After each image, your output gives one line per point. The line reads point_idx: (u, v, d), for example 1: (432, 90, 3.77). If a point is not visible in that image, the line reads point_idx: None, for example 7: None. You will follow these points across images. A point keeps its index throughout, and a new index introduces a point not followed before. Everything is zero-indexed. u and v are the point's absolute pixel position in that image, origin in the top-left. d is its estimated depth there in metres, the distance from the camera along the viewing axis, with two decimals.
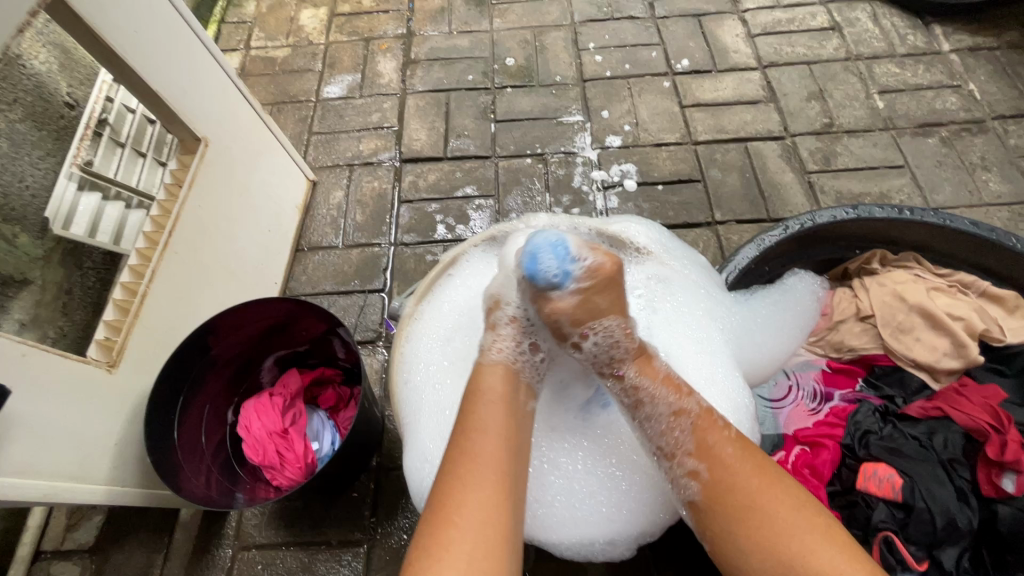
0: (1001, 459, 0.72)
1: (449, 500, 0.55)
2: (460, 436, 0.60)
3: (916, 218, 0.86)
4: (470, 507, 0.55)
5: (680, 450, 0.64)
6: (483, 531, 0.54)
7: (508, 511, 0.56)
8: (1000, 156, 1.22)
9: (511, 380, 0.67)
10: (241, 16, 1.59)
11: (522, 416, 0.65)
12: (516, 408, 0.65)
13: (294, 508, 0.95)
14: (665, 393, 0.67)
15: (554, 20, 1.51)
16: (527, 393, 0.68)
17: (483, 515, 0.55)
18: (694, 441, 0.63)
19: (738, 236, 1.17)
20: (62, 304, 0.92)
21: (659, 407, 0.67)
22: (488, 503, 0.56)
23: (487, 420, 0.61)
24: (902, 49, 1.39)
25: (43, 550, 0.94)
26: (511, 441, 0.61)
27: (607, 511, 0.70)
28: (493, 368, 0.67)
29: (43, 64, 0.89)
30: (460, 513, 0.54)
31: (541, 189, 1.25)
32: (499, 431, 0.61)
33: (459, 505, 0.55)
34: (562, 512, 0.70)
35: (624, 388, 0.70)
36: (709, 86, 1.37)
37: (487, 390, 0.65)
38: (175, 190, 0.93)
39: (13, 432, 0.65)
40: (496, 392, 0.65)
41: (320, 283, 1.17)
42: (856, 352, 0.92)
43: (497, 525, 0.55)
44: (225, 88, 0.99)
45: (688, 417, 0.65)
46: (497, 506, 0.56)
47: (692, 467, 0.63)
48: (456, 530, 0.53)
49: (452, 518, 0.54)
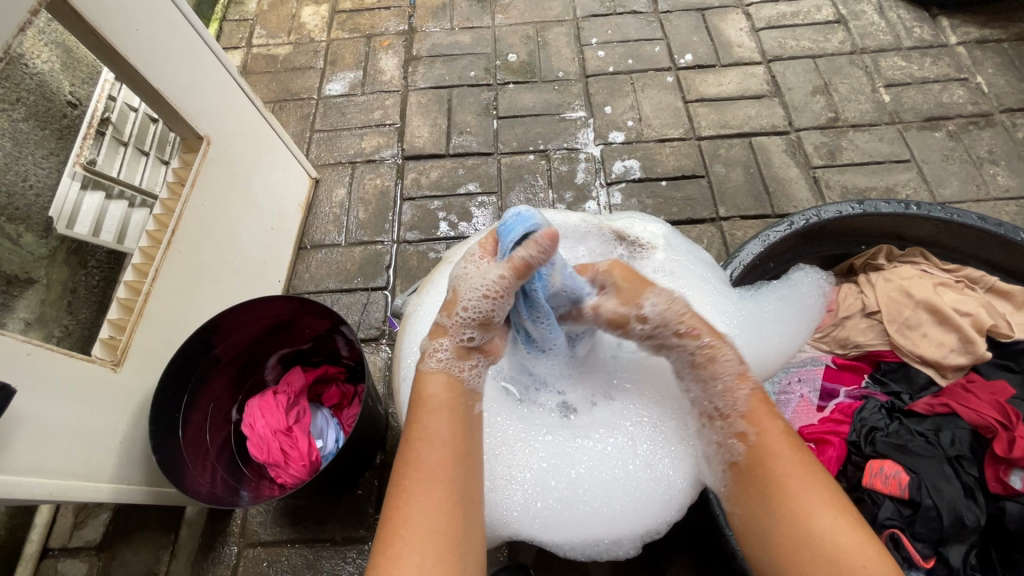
0: (1009, 455, 0.71)
1: (396, 513, 0.55)
2: (407, 450, 0.59)
3: (923, 212, 0.85)
4: (415, 519, 0.54)
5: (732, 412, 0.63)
6: (435, 541, 0.53)
7: (459, 515, 0.56)
8: (1009, 150, 1.21)
9: (455, 389, 0.64)
10: (242, 14, 1.59)
11: (471, 423, 0.63)
12: (464, 413, 0.63)
13: (298, 505, 0.95)
14: (735, 359, 0.65)
15: (556, 15, 1.50)
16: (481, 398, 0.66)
17: (430, 524, 0.54)
18: (750, 404, 0.63)
19: (743, 232, 1.16)
20: (66, 302, 0.93)
21: (726, 368, 0.65)
22: (434, 511, 0.55)
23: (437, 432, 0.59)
24: (909, 42, 1.38)
25: (51, 547, 0.94)
26: (458, 447, 0.59)
27: (612, 513, 0.69)
28: (432, 375, 0.63)
29: (44, 63, 0.92)
30: (408, 526, 0.54)
31: (544, 185, 1.24)
32: (446, 438, 0.59)
33: (407, 518, 0.54)
34: (567, 515, 0.69)
35: (698, 347, 0.66)
36: (712, 81, 1.36)
37: (431, 401, 0.62)
38: (177, 188, 0.93)
39: (17, 432, 0.65)
40: (444, 402, 0.62)
41: (323, 281, 1.17)
42: (862, 348, 0.91)
43: (445, 534, 0.54)
44: (226, 85, 0.99)
45: (750, 384, 0.65)
46: (443, 512, 0.55)
47: (742, 428, 0.62)
48: (405, 543, 0.53)
49: (397, 532, 0.54)
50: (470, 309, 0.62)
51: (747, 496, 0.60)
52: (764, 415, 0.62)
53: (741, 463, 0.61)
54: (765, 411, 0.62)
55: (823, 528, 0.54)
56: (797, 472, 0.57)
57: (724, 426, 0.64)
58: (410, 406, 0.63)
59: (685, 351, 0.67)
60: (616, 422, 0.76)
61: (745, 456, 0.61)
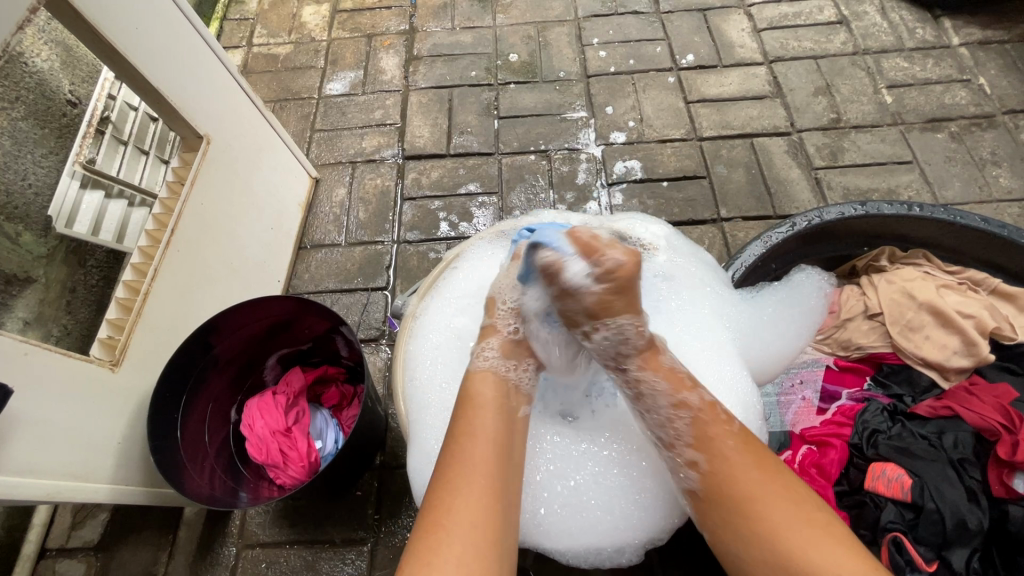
0: (1011, 459, 0.70)
1: (440, 502, 0.56)
2: (451, 443, 0.60)
3: (926, 214, 0.85)
4: (460, 509, 0.55)
5: (679, 441, 0.64)
6: (479, 532, 0.54)
7: (501, 509, 0.56)
8: (1011, 151, 1.21)
9: (501, 388, 0.67)
10: (243, 13, 1.58)
11: (514, 423, 0.65)
12: (508, 414, 0.64)
13: (298, 506, 0.95)
14: (665, 388, 0.65)
15: (557, 15, 1.50)
16: (520, 399, 0.68)
17: (473, 514, 0.55)
18: (694, 432, 0.63)
19: (744, 233, 1.16)
20: (66, 302, 0.92)
21: (658, 398, 0.65)
22: (478, 502, 0.56)
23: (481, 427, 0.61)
24: (911, 43, 1.38)
25: (49, 548, 0.94)
26: (500, 444, 0.61)
27: (619, 520, 0.68)
28: (480, 375, 0.66)
29: (44, 61, 0.91)
30: (450, 514, 0.55)
31: (545, 186, 1.24)
32: (490, 434, 0.61)
33: (448, 508, 0.55)
34: (572, 521, 0.68)
35: (627, 380, 0.68)
36: (714, 82, 1.36)
37: (478, 397, 0.64)
38: (177, 187, 0.92)
39: (15, 433, 0.64)
40: (488, 399, 0.64)
41: (324, 281, 1.16)
42: (864, 350, 0.91)
43: (487, 526, 0.55)
44: (226, 85, 0.99)
45: (689, 410, 0.64)
46: (486, 507, 0.56)
47: (691, 456, 0.62)
48: (447, 531, 0.54)
49: (442, 521, 0.55)
50: (510, 304, 0.73)
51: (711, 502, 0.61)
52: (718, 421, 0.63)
53: (697, 491, 0.62)
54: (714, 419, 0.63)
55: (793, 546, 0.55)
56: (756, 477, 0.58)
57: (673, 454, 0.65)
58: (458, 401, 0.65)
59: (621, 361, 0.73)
60: (621, 426, 0.76)
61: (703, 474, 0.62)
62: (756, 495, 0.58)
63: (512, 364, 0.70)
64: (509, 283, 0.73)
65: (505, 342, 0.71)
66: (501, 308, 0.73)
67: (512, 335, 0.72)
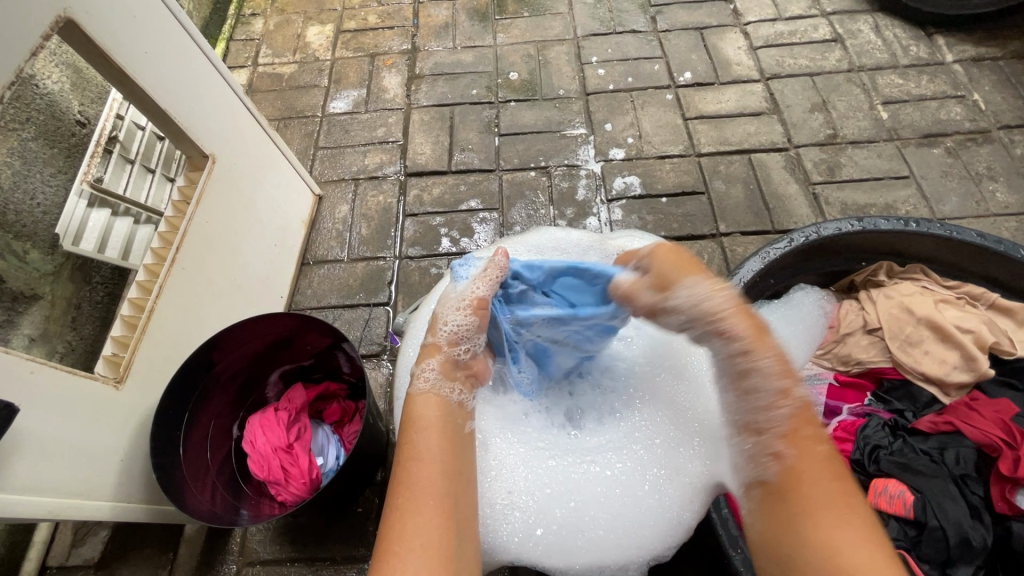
0: (1014, 475, 0.70)
1: (391, 530, 0.56)
2: (399, 469, 0.61)
3: (922, 230, 0.86)
4: (411, 536, 0.55)
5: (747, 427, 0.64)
6: (430, 555, 0.54)
7: (453, 530, 0.57)
8: (1007, 166, 1.22)
9: (444, 408, 0.68)
10: (249, 33, 1.61)
11: (461, 445, 0.65)
12: (453, 436, 0.66)
13: (299, 524, 0.95)
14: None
15: (557, 34, 1.52)
16: (463, 415, 0.69)
17: (424, 538, 0.55)
18: (791, 424, 0.60)
19: (743, 248, 1.17)
20: (71, 318, 0.94)
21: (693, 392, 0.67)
22: (428, 523, 0.56)
23: (424, 448, 0.62)
24: (905, 60, 1.40)
25: (49, 565, 0.94)
26: (449, 467, 0.61)
27: (621, 540, 0.68)
28: (423, 398, 0.67)
29: (55, 83, 0.94)
30: (402, 542, 0.55)
31: (545, 202, 1.25)
32: (435, 458, 0.61)
33: (400, 535, 0.55)
34: (572, 542, 0.68)
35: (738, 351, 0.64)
36: (712, 99, 1.38)
37: (420, 422, 0.65)
38: (183, 206, 0.94)
39: (18, 450, 0.65)
40: (429, 421, 0.65)
41: (326, 297, 1.17)
42: (864, 365, 0.91)
43: (439, 548, 0.54)
44: (230, 104, 1.00)
45: (793, 401, 0.61)
46: (439, 526, 0.56)
47: (779, 448, 0.60)
48: (400, 558, 0.53)
49: (393, 548, 0.54)
50: (451, 325, 0.72)
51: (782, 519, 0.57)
52: (805, 439, 0.59)
53: (772, 482, 0.60)
54: (808, 434, 0.60)
55: (859, 562, 0.51)
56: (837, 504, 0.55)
57: (760, 441, 0.62)
58: (402, 429, 0.66)
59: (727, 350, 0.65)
60: (624, 446, 0.75)
61: (779, 476, 0.59)
62: (834, 529, 0.54)
63: (455, 385, 0.70)
64: (455, 304, 0.72)
65: (445, 361, 0.71)
66: (444, 334, 0.72)
67: (456, 357, 0.72)
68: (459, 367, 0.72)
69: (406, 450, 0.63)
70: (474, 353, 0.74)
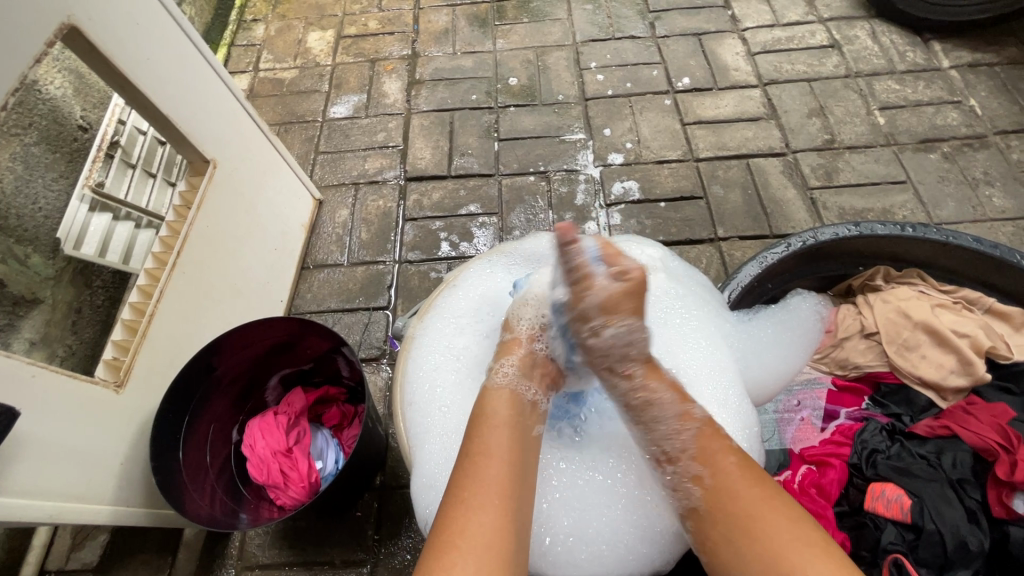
0: (1011, 479, 0.70)
1: (452, 523, 0.56)
2: (466, 460, 0.61)
3: (918, 235, 0.86)
4: (473, 532, 0.55)
5: (685, 453, 0.65)
6: (490, 556, 0.54)
7: (513, 533, 0.57)
8: (1004, 171, 1.22)
9: (517, 405, 0.68)
10: (250, 39, 1.62)
11: (528, 444, 0.65)
12: (523, 431, 0.66)
13: (298, 527, 0.95)
14: (670, 395, 0.68)
15: (556, 40, 1.53)
16: (536, 417, 0.69)
17: (489, 538, 0.55)
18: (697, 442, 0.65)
19: (741, 252, 1.17)
20: (71, 322, 0.95)
21: (664, 410, 0.67)
22: (491, 525, 0.56)
23: (492, 445, 0.62)
24: (902, 66, 1.40)
25: (48, 569, 0.94)
26: (516, 465, 0.62)
27: (624, 551, 0.68)
28: (497, 392, 0.68)
29: (58, 89, 0.94)
30: (463, 537, 0.55)
31: (544, 207, 1.26)
32: (504, 456, 0.62)
33: (463, 530, 0.55)
34: (577, 552, 0.68)
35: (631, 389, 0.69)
36: (710, 104, 1.39)
37: (494, 416, 0.66)
38: (184, 211, 0.94)
39: (18, 454, 0.65)
40: (503, 417, 0.66)
41: (326, 301, 1.18)
42: (862, 369, 0.92)
43: (502, 549, 0.55)
44: (231, 110, 1.01)
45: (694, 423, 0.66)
46: (499, 527, 0.56)
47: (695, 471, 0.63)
48: (460, 555, 0.54)
49: (455, 543, 0.55)
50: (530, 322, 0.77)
51: (711, 540, 0.61)
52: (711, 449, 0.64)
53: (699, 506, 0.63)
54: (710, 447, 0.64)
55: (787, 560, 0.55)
56: (765, 505, 0.59)
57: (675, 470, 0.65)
58: (472, 418, 0.67)
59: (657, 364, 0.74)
60: (628, 454, 0.76)
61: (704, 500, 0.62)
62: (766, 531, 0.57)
63: (531, 385, 0.71)
64: (533, 301, 0.77)
65: (522, 358, 0.73)
66: (522, 330, 0.77)
67: (535, 353, 0.75)
68: (536, 366, 0.74)
69: (473, 446, 0.63)
70: (549, 355, 0.77)
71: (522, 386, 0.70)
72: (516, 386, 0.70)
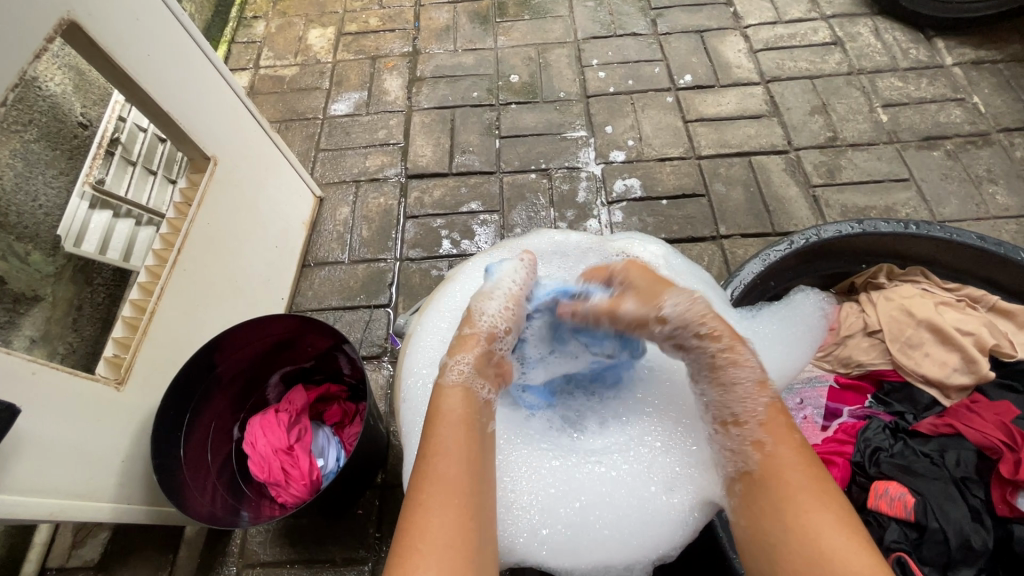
0: (1015, 477, 0.70)
1: (412, 528, 0.56)
2: (421, 463, 0.60)
3: (922, 232, 0.86)
4: (433, 534, 0.55)
5: (751, 419, 0.65)
6: (451, 554, 0.54)
7: (476, 530, 0.57)
8: (1007, 169, 1.22)
9: (470, 401, 0.67)
10: (250, 36, 1.62)
11: (484, 440, 0.65)
12: (478, 429, 0.65)
13: (299, 525, 0.95)
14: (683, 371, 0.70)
15: (557, 37, 1.53)
16: (488, 415, 0.68)
17: (450, 539, 0.55)
18: (767, 413, 0.65)
19: (743, 250, 1.17)
20: (72, 319, 0.94)
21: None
22: (453, 524, 0.56)
23: (447, 443, 0.61)
24: (905, 63, 1.40)
25: (49, 567, 0.94)
26: (473, 463, 0.61)
27: (628, 538, 0.68)
28: (452, 390, 0.66)
29: (58, 85, 0.92)
30: (425, 540, 0.54)
31: (546, 205, 1.25)
32: (460, 452, 0.61)
33: (422, 534, 0.55)
34: (577, 540, 0.68)
35: (719, 349, 0.69)
36: (712, 102, 1.38)
37: (447, 414, 0.64)
38: (184, 208, 0.94)
39: (19, 452, 0.65)
40: (458, 414, 0.65)
41: (327, 298, 1.17)
42: (864, 367, 0.92)
43: (463, 550, 0.55)
44: (232, 106, 1.00)
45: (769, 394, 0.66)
46: (460, 524, 0.56)
47: (759, 436, 0.63)
48: (422, 558, 0.53)
49: (415, 547, 0.54)
50: (489, 319, 0.74)
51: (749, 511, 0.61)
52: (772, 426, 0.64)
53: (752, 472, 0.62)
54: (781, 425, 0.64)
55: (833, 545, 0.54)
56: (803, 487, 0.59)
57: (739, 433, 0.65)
58: (427, 418, 0.65)
59: (705, 352, 0.69)
60: (630, 448, 0.75)
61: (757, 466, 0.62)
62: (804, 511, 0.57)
63: (484, 381, 0.70)
64: (492, 298, 0.76)
65: (478, 355, 0.70)
66: (483, 325, 0.74)
67: (492, 352, 0.72)
68: (491, 363, 0.72)
69: (428, 445, 0.62)
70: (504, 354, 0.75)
71: (476, 382, 0.69)
72: (469, 382, 0.68)
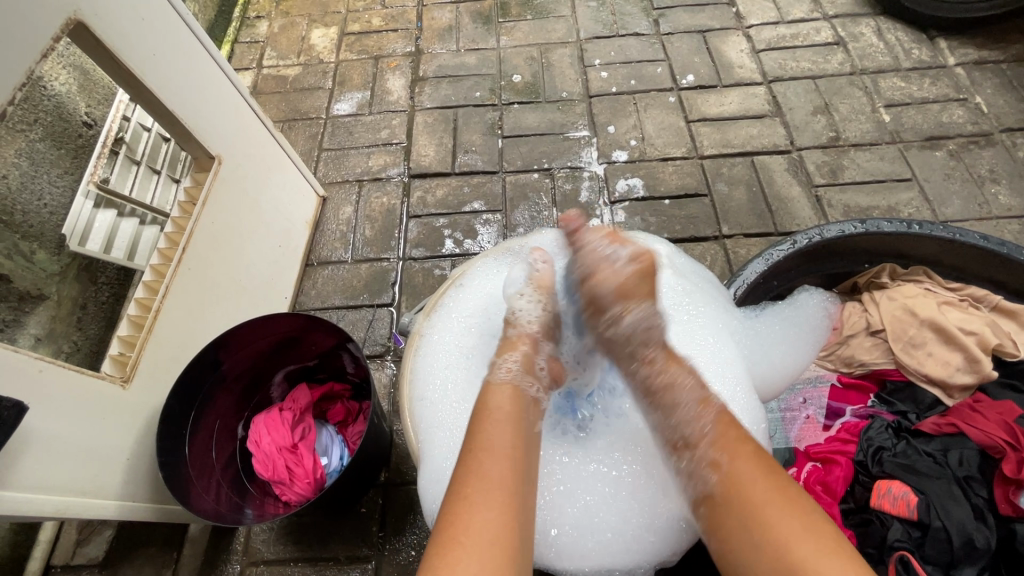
0: (1017, 476, 0.70)
1: (455, 520, 0.56)
2: (467, 457, 0.61)
3: (925, 232, 0.86)
4: (475, 526, 0.55)
5: (704, 439, 0.63)
6: (492, 549, 0.54)
7: (517, 525, 0.57)
8: (1010, 169, 1.22)
9: (518, 400, 0.68)
10: (253, 36, 1.62)
11: (529, 440, 0.66)
12: (525, 428, 0.66)
13: (303, 523, 0.95)
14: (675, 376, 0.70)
15: (560, 37, 1.53)
16: (534, 414, 0.69)
17: (491, 533, 0.55)
18: (717, 431, 0.63)
19: (746, 250, 1.17)
20: (76, 318, 0.95)
21: (668, 388, 0.69)
22: (496, 520, 0.56)
23: (494, 439, 0.62)
24: (908, 63, 1.40)
25: (54, 564, 0.94)
26: (518, 462, 0.62)
27: (632, 541, 0.68)
28: (499, 389, 0.68)
29: (62, 84, 0.95)
30: (466, 533, 0.54)
31: (548, 204, 1.25)
32: (505, 450, 0.62)
33: (465, 526, 0.55)
34: (585, 542, 0.68)
35: (653, 373, 0.71)
36: (714, 102, 1.38)
37: (495, 412, 0.66)
38: (189, 207, 0.94)
39: (26, 449, 0.65)
40: (504, 413, 0.66)
41: (330, 297, 1.18)
42: (867, 367, 0.92)
43: (505, 545, 0.54)
44: (236, 106, 1.01)
45: (713, 409, 0.66)
46: (502, 517, 0.56)
47: (714, 458, 0.61)
48: (464, 550, 0.53)
49: (457, 538, 0.54)
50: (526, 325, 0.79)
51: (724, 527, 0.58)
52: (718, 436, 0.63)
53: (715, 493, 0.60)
54: (733, 438, 0.63)
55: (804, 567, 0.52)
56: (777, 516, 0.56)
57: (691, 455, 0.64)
58: (473, 415, 0.67)
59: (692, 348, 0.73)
60: (632, 448, 0.76)
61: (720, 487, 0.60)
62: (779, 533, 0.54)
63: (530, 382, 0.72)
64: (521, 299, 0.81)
65: (525, 358, 0.74)
66: (526, 326, 0.79)
67: (538, 366, 0.75)
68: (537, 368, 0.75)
69: (475, 440, 0.63)
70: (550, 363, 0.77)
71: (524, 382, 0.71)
72: (515, 382, 0.70)
